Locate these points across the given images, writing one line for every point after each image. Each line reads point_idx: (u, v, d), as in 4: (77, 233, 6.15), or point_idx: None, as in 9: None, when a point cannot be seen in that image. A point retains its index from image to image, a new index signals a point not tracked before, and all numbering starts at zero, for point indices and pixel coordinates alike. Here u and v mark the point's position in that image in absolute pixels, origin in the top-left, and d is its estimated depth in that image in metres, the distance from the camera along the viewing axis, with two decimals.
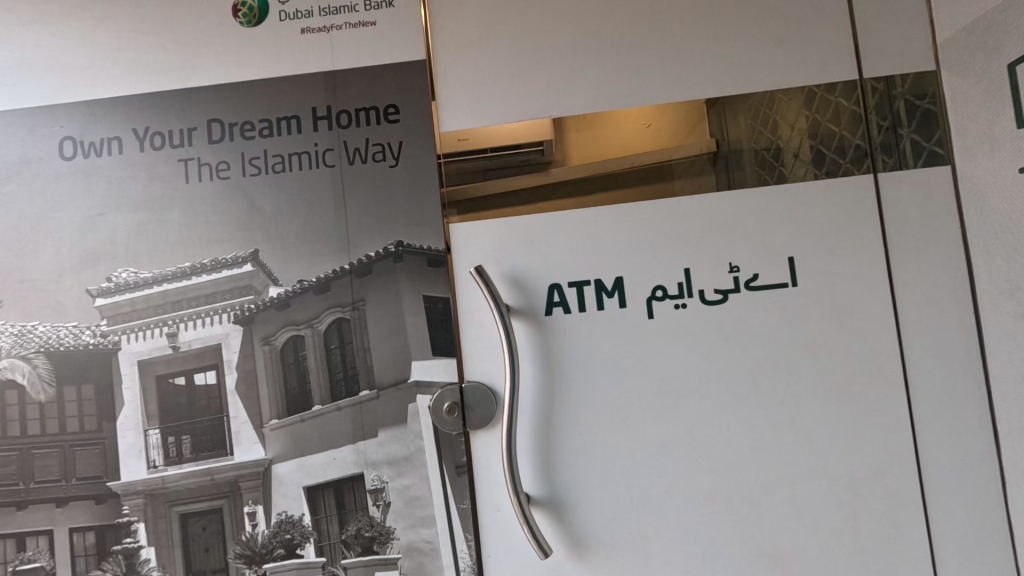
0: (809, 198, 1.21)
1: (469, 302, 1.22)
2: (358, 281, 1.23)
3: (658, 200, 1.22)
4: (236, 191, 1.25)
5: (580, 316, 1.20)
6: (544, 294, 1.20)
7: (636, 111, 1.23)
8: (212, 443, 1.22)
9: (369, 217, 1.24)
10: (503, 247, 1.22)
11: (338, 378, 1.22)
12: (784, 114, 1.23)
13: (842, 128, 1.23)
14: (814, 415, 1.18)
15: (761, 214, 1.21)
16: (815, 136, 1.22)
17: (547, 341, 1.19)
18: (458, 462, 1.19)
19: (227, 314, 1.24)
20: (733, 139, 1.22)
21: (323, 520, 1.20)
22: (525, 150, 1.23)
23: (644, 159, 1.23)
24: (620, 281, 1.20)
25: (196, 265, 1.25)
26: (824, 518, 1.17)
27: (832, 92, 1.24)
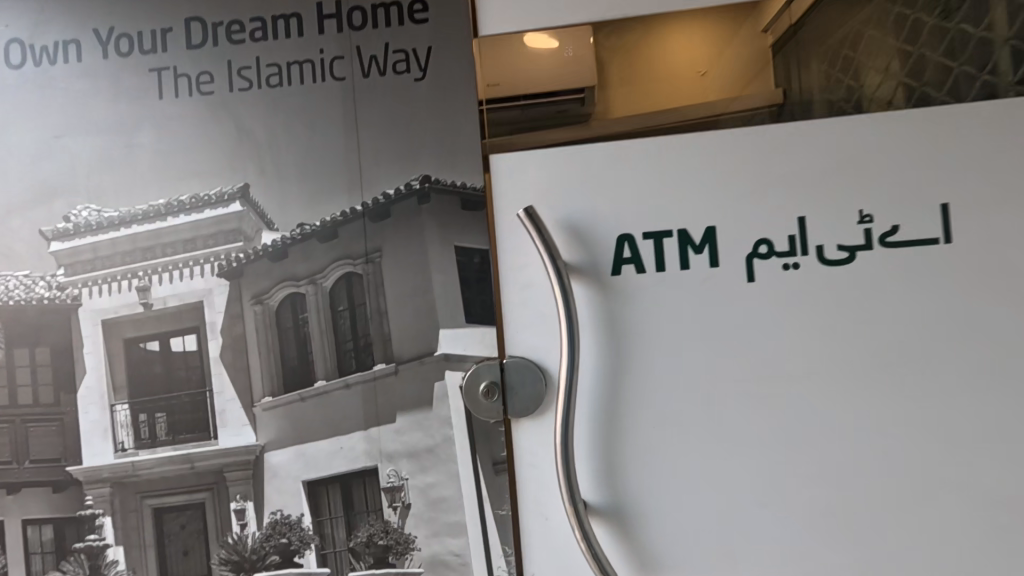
0: (967, 129, 0.92)
1: (512, 256, 0.93)
2: (373, 227, 0.97)
3: (764, 125, 0.93)
4: (222, 110, 0.99)
5: (658, 276, 0.93)
6: (612, 247, 0.93)
7: (685, 50, 0.94)
8: (192, 424, 0.98)
9: (388, 145, 0.97)
10: (560, 184, 0.93)
11: (346, 348, 0.97)
12: (875, 54, 0.94)
13: (959, 66, 0.93)
14: (960, 414, 0.91)
15: (900, 149, 0.92)
16: (917, 79, 0.93)
17: (614, 308, 0.92)
18: (497, 457, 0.94)
19: (210, 265, 0.99)
20: (806, 88, 0.93)
21: (327, 523, 0.96)
22: (563, 96, 0.94)
23: (696, 112, 0.94)
24: (711, 232, 0.93)
25: (171, 203, 1.00)
26: (966, 545, 0.91)
27: (949, 20, 0.94)
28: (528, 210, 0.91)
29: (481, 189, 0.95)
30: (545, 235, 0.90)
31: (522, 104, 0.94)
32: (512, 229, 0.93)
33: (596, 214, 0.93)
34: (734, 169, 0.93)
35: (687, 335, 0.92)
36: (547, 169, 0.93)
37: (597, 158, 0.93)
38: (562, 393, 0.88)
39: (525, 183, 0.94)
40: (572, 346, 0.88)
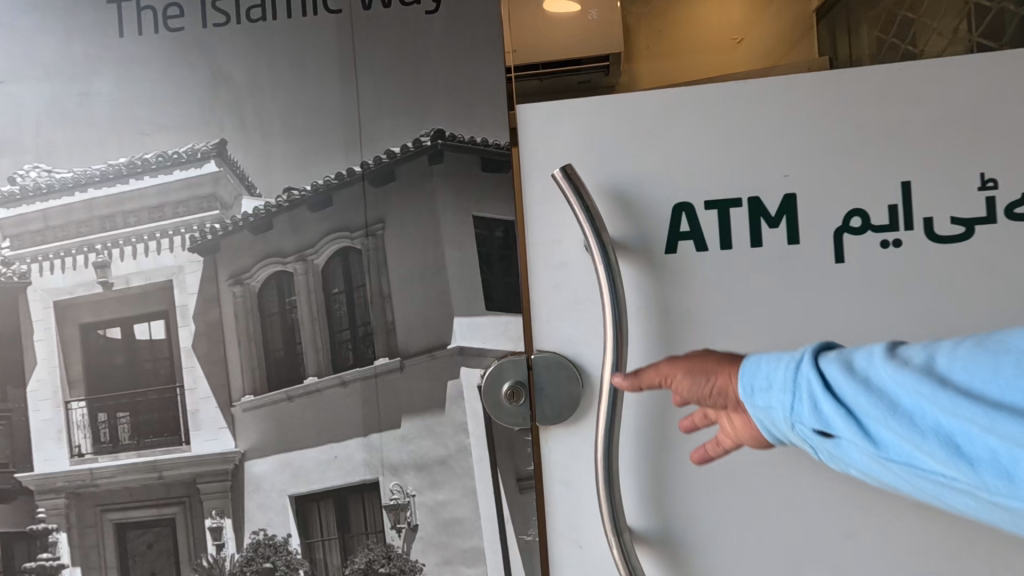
0: None
1: (541, 229, 0.77)
2: (374, 193, 0.80)
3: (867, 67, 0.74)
4: (193, 50, 0.82)
5: (724, 256, 0.75)
6: (667, 218, 0.75)
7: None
8: (159, 426, 0.83)
9: (392, 93, 0.80)
10: (604, 144, 0.76)
11: (342, 339, 0.81)
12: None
13: None
14: None
15: None
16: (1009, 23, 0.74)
17: (667, 293, 0.75)
18: (522, 472, 0.78)
19: (180, 237, 0.83)
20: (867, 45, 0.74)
21: (318, 546, 0.82)
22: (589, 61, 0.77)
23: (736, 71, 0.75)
24: (791, 200, 0.74)
25: (134, 162, 0.83)
26: None
27: None
28: (564, 169, 0.74)
29: (505, 147, 0.78)
30: (585, 199, 0.73)
31: (541, 73, 0.77)
32: (543, 196, 0.77)
33: (649, 178, 0.75)
34: (823, 122, 0.74)
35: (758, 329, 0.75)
36: (587, 124, 0.76)
37: (649, 108, 0.75)
38: (603, 395, 0.71)
39: (559, 142, 0.77)
40: (617, 338, 0.71)
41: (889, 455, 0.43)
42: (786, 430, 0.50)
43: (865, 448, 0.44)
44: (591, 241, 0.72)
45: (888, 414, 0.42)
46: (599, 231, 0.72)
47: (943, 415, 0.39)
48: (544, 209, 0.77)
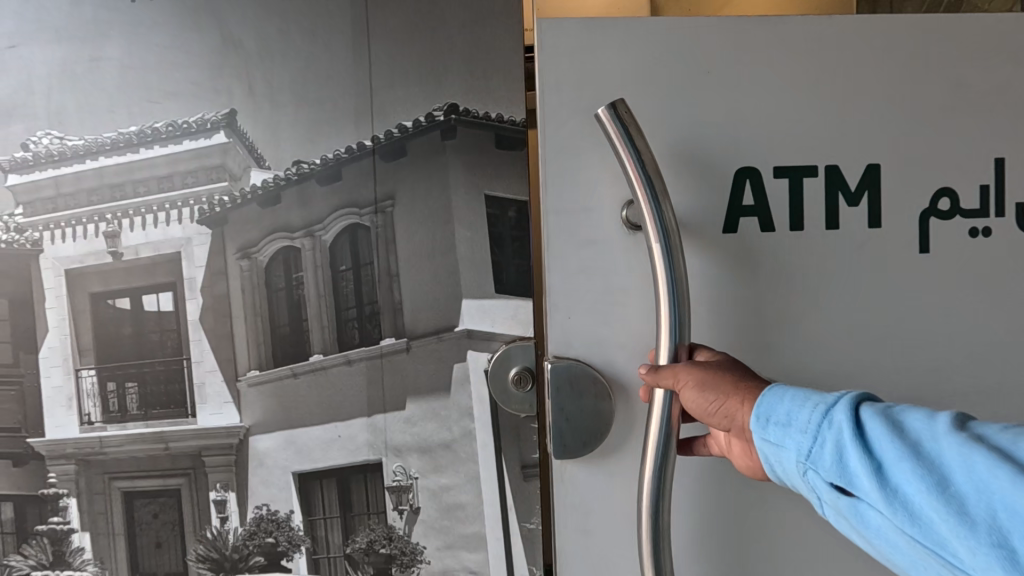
0: None
1: (568, 197, 0.65)
2: (384, 168, 0.78)
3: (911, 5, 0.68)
4: (204, 14, 0.80)
5: (785, 233, 0.65)
6: (730, 186, 0.64)
7: None
8: (166, 398, 0.83)
9: (406, 63, 0.77)
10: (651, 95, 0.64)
11: (348, 317, 0.79)
12: None
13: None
14: None
15: None
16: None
17: (718, 278, 0.65)
18: (527, 461, 0.76)
19: (189, 209, 0.82)
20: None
21: (321, 524, 0.81)
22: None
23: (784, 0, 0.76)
24: (875, 172, 0.65)
25: (144, 131, 0.82)
26: None
27: None
28: (614, 111, 0.58)
29: (521, 124, 0.74)
30: (645, 166, 0.57)
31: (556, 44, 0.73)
32: (569, 153, 0.65)
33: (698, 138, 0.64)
34: (886, 88, 0.65)
35: (818, 324, 0.65)
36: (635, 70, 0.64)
37: None
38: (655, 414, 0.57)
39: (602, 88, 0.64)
40: (671, 398, 0.56)
41: (916, 533, 0.38)
42: (801, 481, 0.45)
43: (890, 516, 0.39)
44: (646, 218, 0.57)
45: (933, 485, 0.37)
46: (662, 207, 0.57)
47: (999, 499, 0.35)
48: (574, 172, 0.65)
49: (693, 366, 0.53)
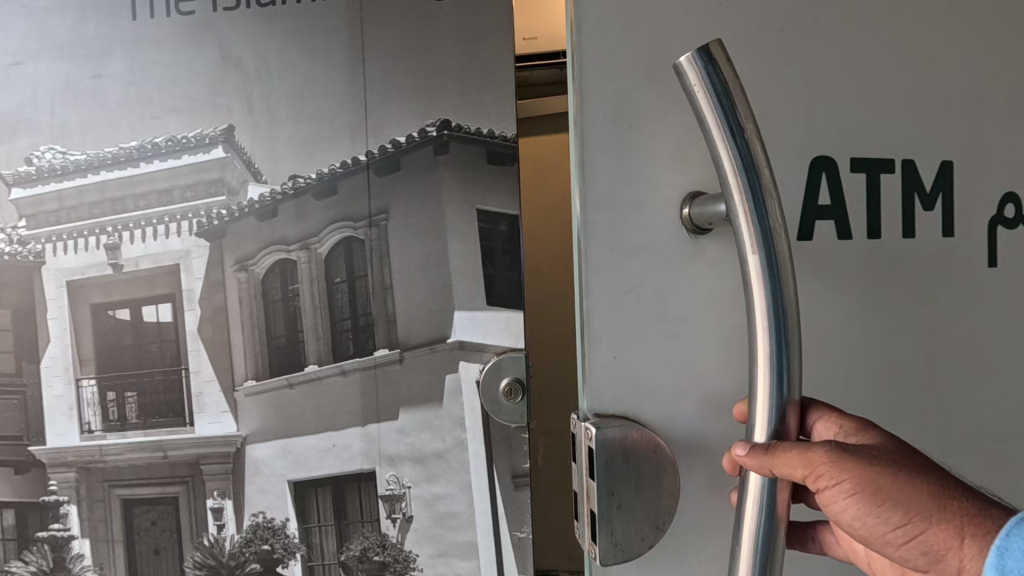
0: None
1: (607, 179, 0.31)
2: (379, 183, 0.79)
3: None
4: (203, 33, 0.81)
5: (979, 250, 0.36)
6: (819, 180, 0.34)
7: None
8: (164, 408, 0.84)
9: (401, 79, 0.78)
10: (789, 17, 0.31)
11: (343, 329, 0.81)
12: None
13: None
14: None
15: None
16: None
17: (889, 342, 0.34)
18: (518, 470, 0.76)
19: (188, 222, 0.84)
20: None
21: (316, 531, 0.83)
22: None
23: None
24: (965, 172, 0.40)
25: (144, 145, 0.83)
26: None
27: None
28: (708, 67, 0.21)
29: (512, 139, 0.76)
30: (760, 172, 0.22)
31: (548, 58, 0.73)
32: (613, 126, 0.31)
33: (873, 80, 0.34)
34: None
35: None
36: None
37: None
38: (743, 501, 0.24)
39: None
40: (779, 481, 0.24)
41: None
42: None
43: None
44: (740, 239, 0.23)
45: None
46: (769, 211, 0.22)
47: None
48: (628, 143, 0.32)
49: (804, 444, 0.24)
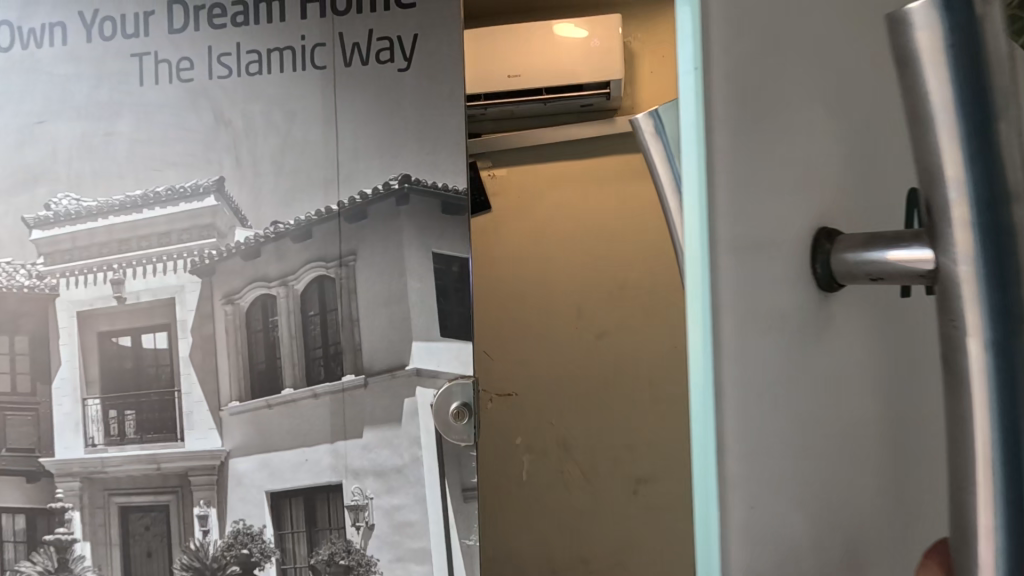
0: None
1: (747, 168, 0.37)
2: (348, 228, 0.90)
3: None
4: (200, 97, 0.94)
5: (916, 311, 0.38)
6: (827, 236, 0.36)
7: None
8: (159, 424, 0.95)
9: (368, 141, 0.90)
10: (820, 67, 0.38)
11: (315, 356, 0.92)
12: None
13: None
14: None
15: None
16: None
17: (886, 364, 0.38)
18: (467, 484, 0.88)
19: (183, 261, 0.95)
20: None
21: (289, 538, 0.93)
22: None
23: None
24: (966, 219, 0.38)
25: (148, 194, 0.95)
26: None
27: None
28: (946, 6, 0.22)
29: (463, 192, 0.88)
30: (1014, 209, 0.22)
31: None
32: (742, 108, 0.36)
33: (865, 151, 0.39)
34: None
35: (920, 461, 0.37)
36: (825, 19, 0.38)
37: None
38: None
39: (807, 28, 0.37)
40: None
41: None
42: None
43: None
44: (959, 292, 0.24)
45: None
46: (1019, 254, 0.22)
47: None
48: (761, 130, 0.37)
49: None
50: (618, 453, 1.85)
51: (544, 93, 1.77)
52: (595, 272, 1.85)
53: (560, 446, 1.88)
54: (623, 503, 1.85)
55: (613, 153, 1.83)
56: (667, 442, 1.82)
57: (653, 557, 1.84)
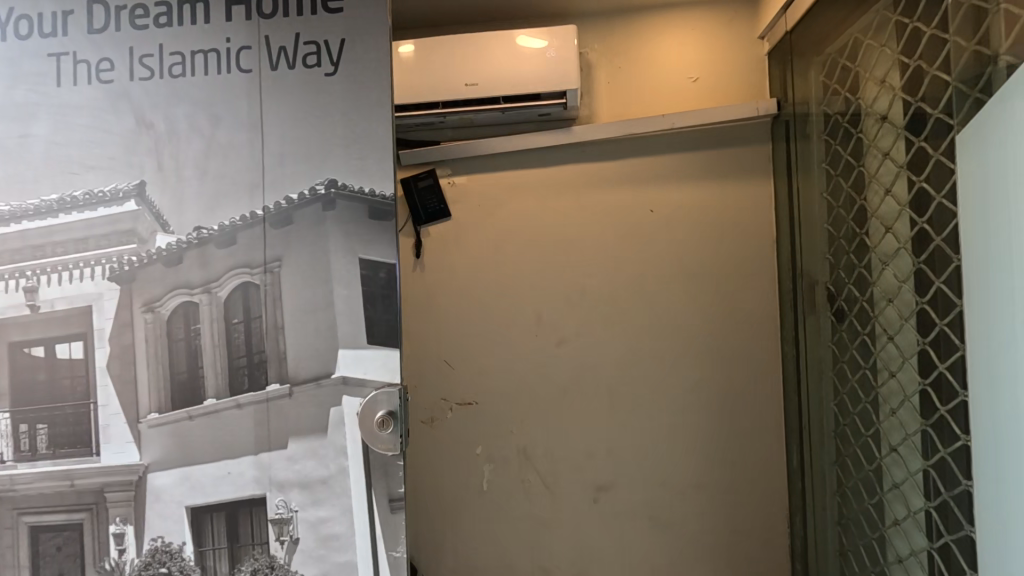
0: (896, 269, 1.24)
1: None
2: (275, 234, 0.89)
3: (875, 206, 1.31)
4: (121, 99, 0.91)
5: None
6: None
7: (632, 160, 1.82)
8: (74, 439, 0.90)
9: (295, 143, 0.89)
10: None
11: (239, 365, 0.89)
12: (867, 168, 1.34)
13: (858, 163, 1.38)
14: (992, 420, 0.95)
15: (898, 281, 1.23)
16: (861, 164, 1.36)
17: None
18: (394, 494, 0.86)
19: (101, 267, 0.90)
20: (859, 179, 1.38)
21: (210, 554, 0.89)
22: (597, 188, 1.84)
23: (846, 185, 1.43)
24: None
25: (64, 198, 0.91)
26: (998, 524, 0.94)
27: (859, 148, 1.37)
28: None
29: (390, 198, 0.87)
30: None
31: None
32: None
33: None
34: None
35: None
36: None
37: None
38: None
39: None
40: None
41: None
42: None
43: None
44: None
45: None
46: None
47: None
48: None
49: None
50: (577, 461, 1.84)
51: (502, 102, 1.76)
52: (551, 280, 1.85)
53: (519, 455, 1.87)
54: (582, 511, 1.84)
55: (567, 161, 1.85)
56: (624, 449, 1.82)
57: (613, 566, 1.83)
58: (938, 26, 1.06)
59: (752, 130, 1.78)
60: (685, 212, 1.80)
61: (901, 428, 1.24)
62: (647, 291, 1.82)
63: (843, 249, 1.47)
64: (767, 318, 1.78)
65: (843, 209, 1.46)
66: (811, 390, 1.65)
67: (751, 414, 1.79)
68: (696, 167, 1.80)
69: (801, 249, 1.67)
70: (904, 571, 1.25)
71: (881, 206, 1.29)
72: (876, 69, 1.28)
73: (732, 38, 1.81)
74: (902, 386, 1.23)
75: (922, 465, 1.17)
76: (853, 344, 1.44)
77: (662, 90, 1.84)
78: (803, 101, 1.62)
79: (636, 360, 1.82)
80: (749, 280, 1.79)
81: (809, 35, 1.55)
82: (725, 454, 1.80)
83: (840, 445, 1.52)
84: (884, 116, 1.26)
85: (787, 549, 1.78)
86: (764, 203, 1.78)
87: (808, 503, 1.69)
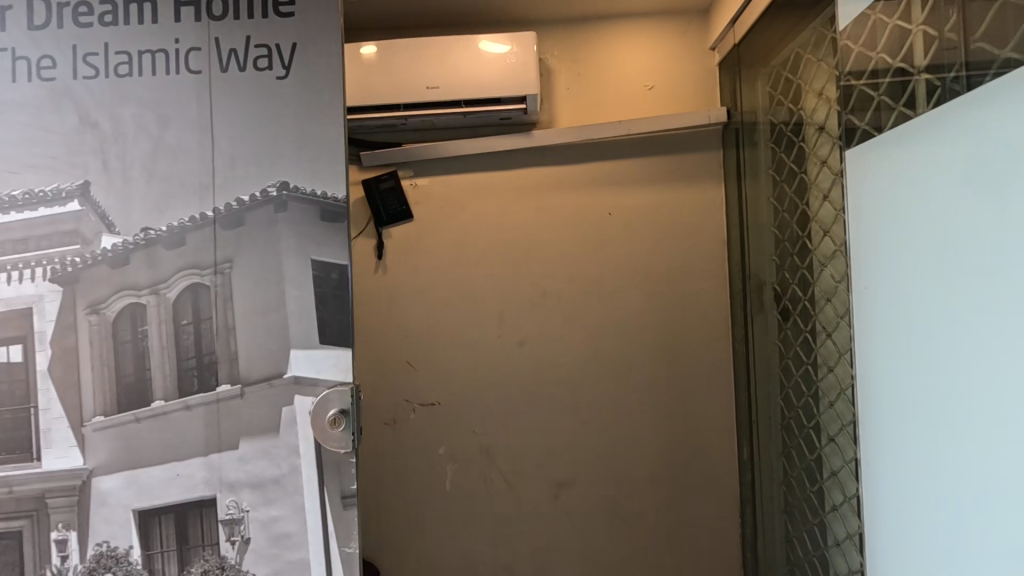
0: (833, 269, 1.32)
1: None
2: (225, 236, 0.89)
3: (815, 210, 1.40)
4: (63, 98, 0.90)
5: None
6: None
7: (588, 165, 1.88)
8: (14, 444, 0.88)
9: (244, 148, 0.89)
10: None
11: (188, 366, 0.89)
12: (807, 173, 1.43)
13: (799, 168, 1.47)
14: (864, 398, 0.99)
15: (835, 280, 1.32)
16: (802, 170, 1.46)
17: None
18: (346, 491, 0.88)
19: (43, 268, 0.88)
20: (801, 184, 1.47)
21: (159, 558, 0.89)
22: (555, 191, 1.88)
23: (790, 191, 1.53)
24: None
25: (2, 199, 0.89)
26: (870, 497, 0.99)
27: (801, 156, 1.46)
28: None
29: (343, 200, 0.88)
30: None
31: None
32: None
33: None
34: None
35: None
36: None
37: None
38: None
39: None
40: None
41: None
42: None
43: None
44: None
45: None
46: None
47: None
48: None
49: None
50: (537, 459, 1.88)
51: (462, 105, 1.79)
52: (511, 280, 1.89)
53: (481, 453, 1.89)
54: (542, 507, 1.89)
55: (525, 165, 1.89)
56: (584, 445, 1.88)
57: (574, 559, 1.88)
58: (864, 44, 1.13)
59: (702, 137, 1.86)
60: (639, 216, 1.87)
61: (837, 419, 1.33)
62: (605, 292, 1.87)
63: (788, 251, 1.55)
64: (716, 317, 1.87)
65: (787, 214, 1.55)
66: (759, 384, 1.74)
67: (703, 408, 1.87)
68: (649, 171, 1.87)
69: (749, 251, 1.76)
70: (841, 554, 1.33)
71: (818, 210, 1.38)
72: (814, 82, 1.38)
73: (684, 49, 1.90)
74: (838, 379, 1.32)
75: (855, 453, 1.26)
76: (797, 341, 1.52)
77: (618, 98, 1.90)
78: (750, 111, 1.72)
79: (593, 358, 1.88)
80: (700, 280, 1.87)
81: (755, 48, 1.63)
82: (678, 447, 1.87)
83: (786, 437, 1.60)
84: (821, 127, 1.35)
85: (738, 539, 1.87)
86: (713, 207, 1.87)
87: (757, 492, 1.78)
